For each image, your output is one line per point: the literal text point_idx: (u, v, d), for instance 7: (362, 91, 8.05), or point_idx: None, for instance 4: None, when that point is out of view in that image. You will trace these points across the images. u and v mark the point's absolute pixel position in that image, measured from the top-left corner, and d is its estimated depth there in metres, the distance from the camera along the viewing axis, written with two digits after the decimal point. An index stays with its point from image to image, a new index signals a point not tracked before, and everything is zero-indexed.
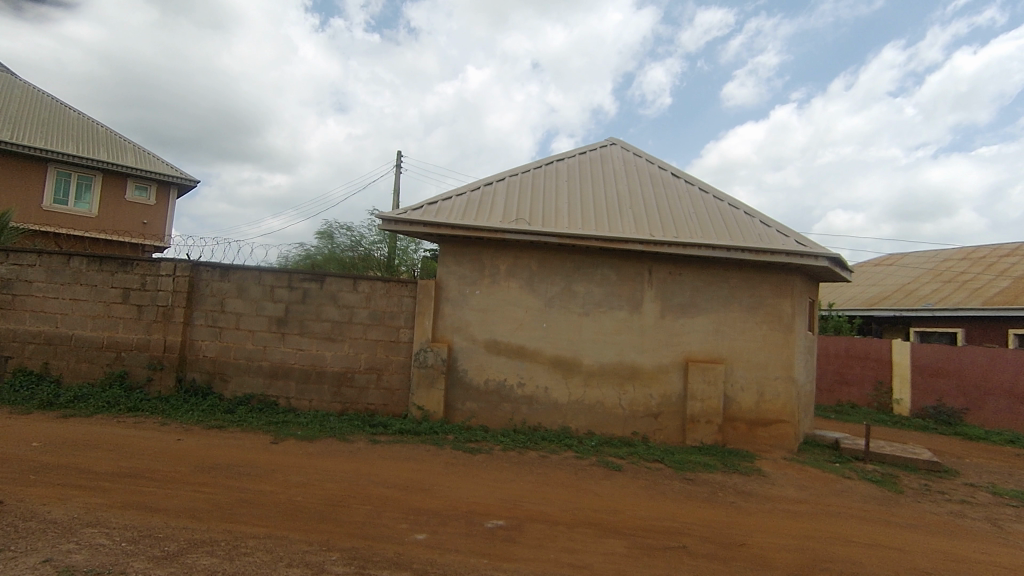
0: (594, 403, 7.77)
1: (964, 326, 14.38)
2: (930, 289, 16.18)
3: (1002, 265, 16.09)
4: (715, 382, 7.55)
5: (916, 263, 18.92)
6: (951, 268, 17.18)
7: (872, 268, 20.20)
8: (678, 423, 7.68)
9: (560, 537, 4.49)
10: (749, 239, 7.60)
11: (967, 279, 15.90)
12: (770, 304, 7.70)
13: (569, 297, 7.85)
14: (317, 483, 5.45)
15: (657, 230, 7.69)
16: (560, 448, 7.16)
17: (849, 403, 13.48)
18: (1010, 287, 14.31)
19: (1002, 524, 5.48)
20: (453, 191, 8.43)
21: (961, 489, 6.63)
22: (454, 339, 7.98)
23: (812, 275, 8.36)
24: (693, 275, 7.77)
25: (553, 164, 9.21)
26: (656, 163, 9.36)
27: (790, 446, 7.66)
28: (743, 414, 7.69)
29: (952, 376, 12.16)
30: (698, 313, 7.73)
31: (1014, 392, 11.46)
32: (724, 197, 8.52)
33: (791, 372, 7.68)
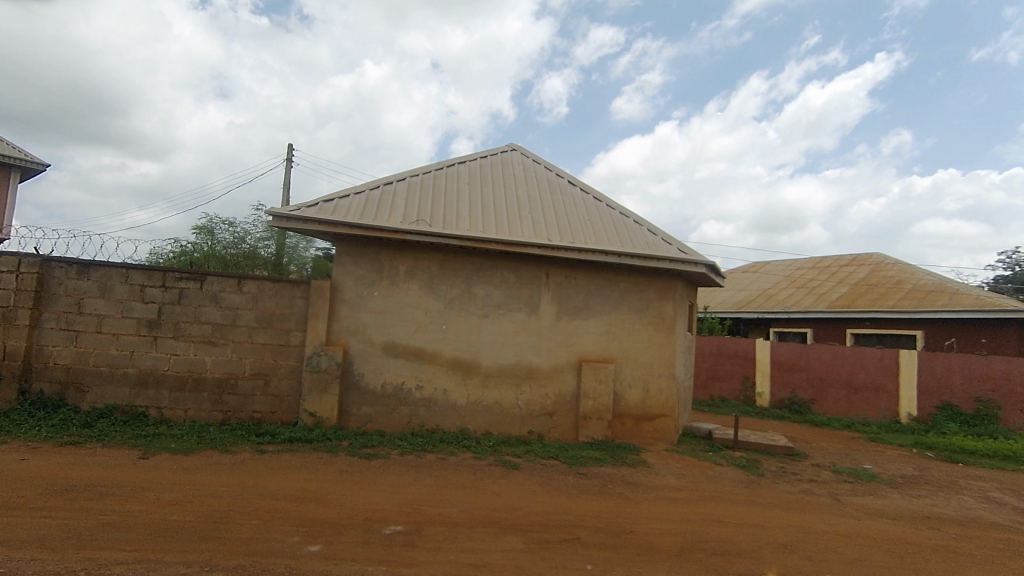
0: (492, 404, 7.90)
1: (813, 327, 16.38)
2: (786, 294, 18.28)
3: (843, 273, 18.58)
4: (605, 380, 7.98)
5: (776, 270, 21.28)
6: (804, 275, 19.53)
7: (740, 274, 22.42)
8: (572, 420, 8.02)
9: (460, 538, 4.53)
10: (637, 246, 8.13)
11: (816, 285, 18.17)
12: (655, 306, 8.30)
13: (468, 299, 7.92)
14: (196, 500, 5.03)
15: (554, 235, 7.99)
16: (458, 449, 7.20)
17: (720, 397, 14.89)
18: (848, 293, 16.55)
19: (841, 497, 6.35)
20: (350, 189, 8.17)
21: (809, 469, 7.59)
22: (349, 341, 7.73)
23: (691, 281, 9.10)
24: (586, 278, 8.16)
25: (454, 167, 9.23)
26: (554, 170, 9.70)
27: (671, 438, 8.29)
28: (630, 409, 8.21)
29: (803, 371, 13.79)
30: (591, 315, 8.14)
31: (849, 383, 13.21)
32: (616, 206, 9.04)
33: (672, 369, 8.32)
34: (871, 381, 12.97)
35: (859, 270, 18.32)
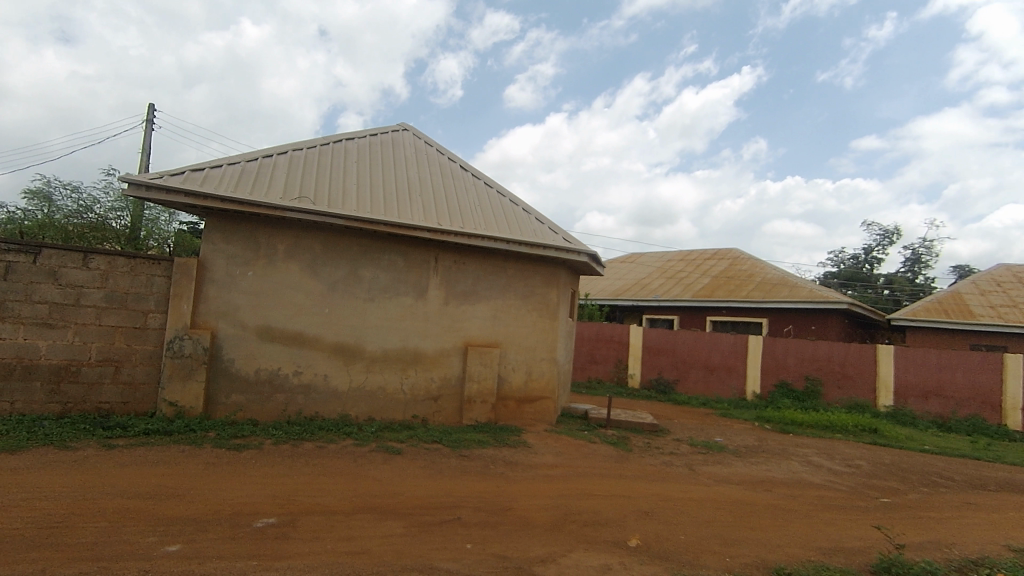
0: (375, 389, 7.75)
1: (679, 314, 17.94)
2: (658, 283, 19.80)
3: (706, 265, 20.50)
4: (490, 364, 8.15)
5: (649, 261, 22.94)
6: (673, 266, 21.27)
7: (618, 263, 23.87)
8: (456, 404, 8.10)
9: (337, 526, 4.43)
10: (525, 233, 8.35)
11: (683, 276, 19.87)
12: (540, 292, 8.59)
13: (353, 282, 7.66)
14: (28, 503, 4.43)
15: (444, 220, 7.96)
16: (338, 436, 6.99)
17: (597, 378, 15.86)
18: (710, 284, 18.31)
19: (695, 467, 7.09)
20: (222, 160, 7.52)
21: (671, 443, 8.35)
22: (218, 324, 7.16)
23: (574, 269, 9.52)
24: (475, 264, 8.24)
25: (341, 143, 8.82)
26: (446, 154, 9.62)
27: (550, 419, 8.68)
28: (513, 392, 8.47)
29: (669, 355, 15.08)
30: (478, 300, 8.24)
31: (707, 365, 14.66)
32: (506, 193, 9.20)
33: (554, 353, 8.70)
34: (724, 363, 14.50)
35: (719, 263, 20.32)
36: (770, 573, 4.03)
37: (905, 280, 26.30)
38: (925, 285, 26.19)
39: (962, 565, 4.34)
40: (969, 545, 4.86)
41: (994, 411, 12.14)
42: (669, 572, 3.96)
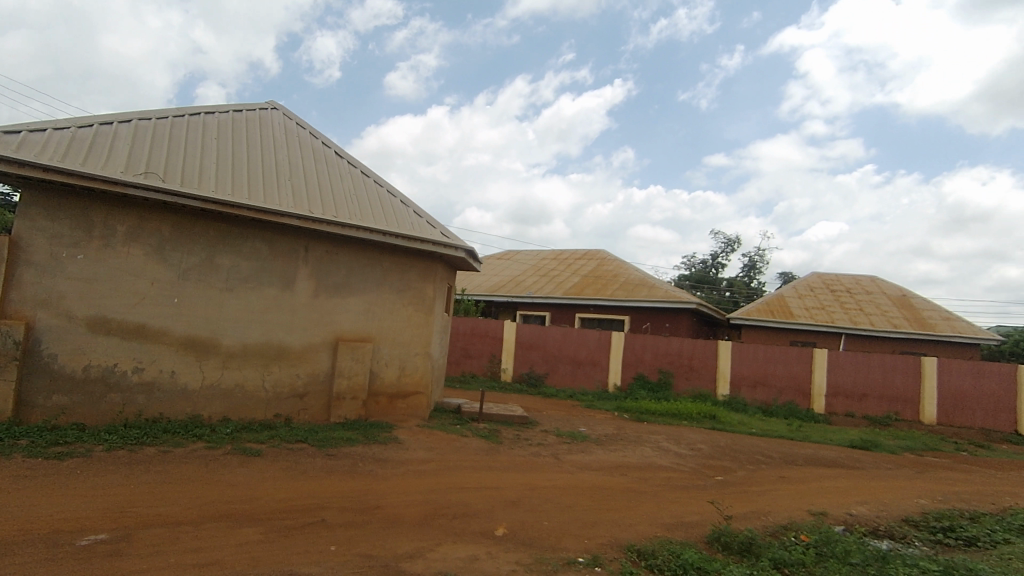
0: (232, 386, 7.16)
1: (550, 311, 18.76)
2: (531, 280, 20.52)
3: (577, 264, 21.64)
4: (361, 359, 7.91)
5: (525, 258, 23.67)
6: (546, 265, 22.17)
7: (494, 260, 24.33)
8: (323, 401, 7.75)
9: (183, 537, 4.05)
10: (403, 226, 8.21)
11: (556, 274, 20.79)
12: (416, 287, 8.50)
13: (209, 270, 7.00)
14: None
15: (317, 207, 7.56)
16: (187, 439, 6.37)
17: (470, 373, 16.09)
18: (579, 282, 19.36)
19: (560, 456, 7.49)
20: (45, 124, 6.47)
21: (539, 434, 8.72)
22: (35, 315, 6.20)
23: (452, 264, 9.54)
24: (348, 255, 7.93)
25: (198, 117, 8.00)
26: (320, 138, 9.12)
27: (423, 414, 8.64)
28: (385, 388, 8.29)
29: (540, 349, 15.72)
30: (350, 293, 7.95)
31: (574, 359, 15.50)
32: (383, 184, 8.96)
33: (428, 349, 8.66)
34: (590, 357, 15.43)
35: (588, 263, 21.54)
36: (623, 550, 4.39)
37: (742, 284, 29.86)
38: (757, 288, 29.94)
39: (776, 530, 5.07)
40: (781, 512, 5.68)
41: (805, 398, 14.23)
42: (532, 557, 4.16)
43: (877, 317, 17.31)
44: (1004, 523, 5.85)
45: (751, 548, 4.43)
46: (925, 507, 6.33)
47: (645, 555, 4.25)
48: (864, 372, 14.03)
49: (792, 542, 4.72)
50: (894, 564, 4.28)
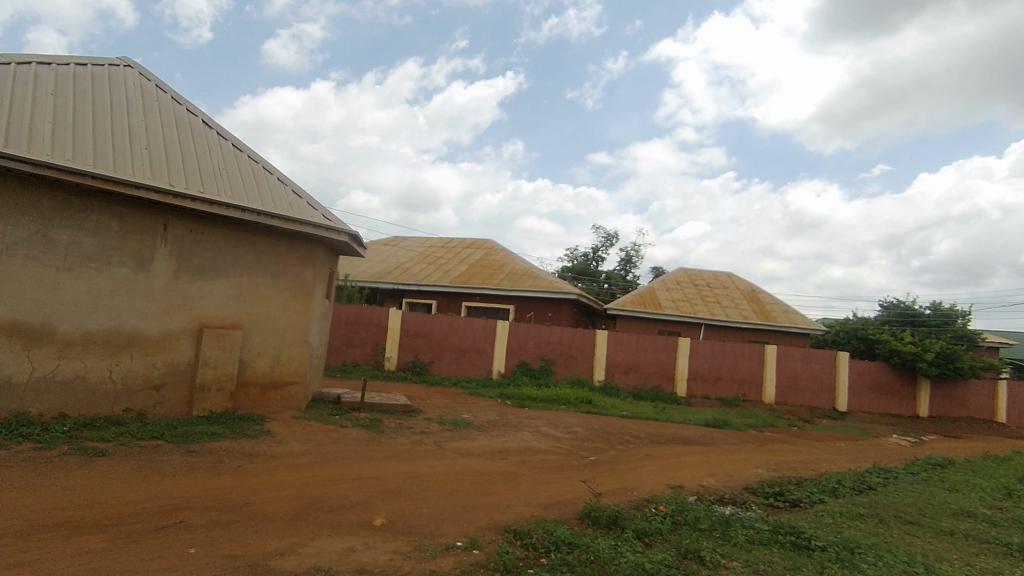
0: (71, 378, 6.32)
1: (437, 299, 18.68)
2: (418, 268, 20.26)
3: (464, 253, 21.71)
4: (229, 348, 7.34)
5: (412, 245, 23.29)
6: (434, 252, 21.98)
7: (380, 246, 23.65)
8: (184, 393, 7.10)
9: (5, 552, 3.53)
10: (279, 206, 7.70)
11: (443, 262, 20.70)
12: (293, 271, 8.04)
13: (40, 246, 6.09)
14: None
15: (179, 181, 6.86)
16: (10, 440, 5.52)
17: (352, 362, 15.59)
18: (466, 271, 19.46)
19: (442, 443, 7.53)
20: None
21: (421, 422, 8.69)
22: None
23: (333, 248, 9.14)
24: (216, 235, 7.30)
25: (29, 68, 6.88)
26: (184, 103, 8.24)
27: (298, 405, 8.22)
28: (256, 378, 7.77)
29: (425, 338, 15.61)
30: (218, 276, 7.32)
31: (460, 347, 15.59)
32: (258, 159, 8.34)
33: (305, 337, 8.26)
34: (475, 345, 15.60)
35: (476, 252, 21.70)
36: (500, 531, 4.54)
37: (619, 276, 31.80)
38: (632, 281, 32.06)
39: (639, 503, 5.53)
40: (644, 487, 6.20)
41: (669, 382, 15.55)
42: (411, 545, 4.15)
43: (731, 309, 19.33)
44: (820, 485, 6.88)
45: (617, 520, 4.79)
46: (762, 475, 7.24)
47: (521, 535, 4.43)
48: (719, 358, 15.62)
49: (653, 513, 5.18)
50: (735, 527, 4.87)
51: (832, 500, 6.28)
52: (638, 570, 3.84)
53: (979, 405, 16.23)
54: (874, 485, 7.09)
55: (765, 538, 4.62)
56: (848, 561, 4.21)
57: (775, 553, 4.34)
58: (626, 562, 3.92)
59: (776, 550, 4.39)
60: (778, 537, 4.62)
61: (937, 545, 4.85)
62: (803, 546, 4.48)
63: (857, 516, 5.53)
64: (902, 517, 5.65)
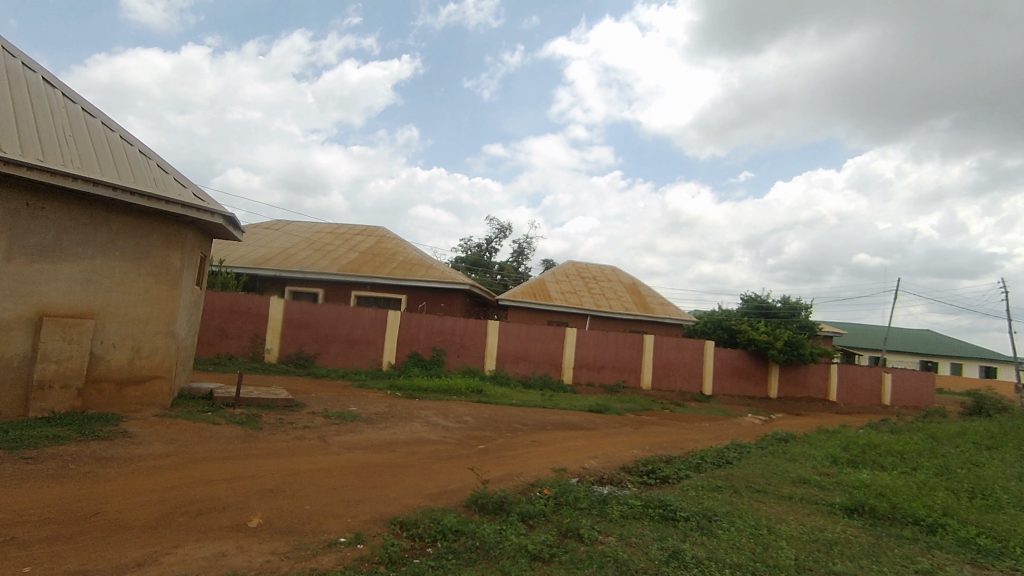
0: None
1: (323, 288, 17.87)
2: (303, 254, 19.21)
3: (353, 240, 20.93)
4: (77, 339, 6.51)
5: (296, 230, 22.02)
6: (320, 238, 20.96)
7: (261, 229, 22.10)
8: (18, 392, 6.20)
9: None
10: (140, 181, 6.92)
11: (330, 249, 19.81)
12: (157, 255, 7.27)
13: None
14: None
15: (12, 146, 5.93)
16: None
17: (227, 354, 14.48)
18: (355, 259, 18.80)
19: (327, 438, 7.26)
20: None
21: (304, 417, 8.29)
22: None
23: (205, 230, 8.39)
24: (60, 211, 6.41)
25: None
26: (19, 56, 7.12)
27: (163, 402, 7.48)
28: (110, 373, 6.97)
29: (310, 328, 14.88)
30: (62, 259, 6.46)
31: (348, 338, 15.04)
32: (115, 127, 7.43)
33: (172, 327, 7.52)
34: (364, 336, 15.13)
35: (366, 240, 21.00)
36: (385, 524, 4.49)
37: (512, 268, 32.39)
38: (524, 273, 32.79)
39: (524, 488, 5.73)
40: (530, 472, 6.42)
41: (557, 371, 16.18)
42: (289, 545, 3.98)
43: (614, 301, 20.49)
44: (686, 462, 7.55)
45: (503, 505, 4.92)
46: (637, 456, 7.80)
47: (407, 526, 4.41)
48: (603, 347, 16.52)
49: (537, 497, 5.38)
50: (611, 504, 5.21)
51: (696, 475, 6.94)
52: (521, 552, 3.99)
53: (816, 386, 18.68)
54: (730, 460, 7.92)
55: (637, 512, 5.00)
56: (706, 529, 4.68)
57: (645, 526, 4.71)
58: (510, 545, 4.06)
59: (646, 523, 4.77)
60: (648, 511, 5.03)
61: (778, 509, 5.54)
62: (670, 518, 4.92)
63: (715, 488, 6.16)
64: (752, 486, 6.38)
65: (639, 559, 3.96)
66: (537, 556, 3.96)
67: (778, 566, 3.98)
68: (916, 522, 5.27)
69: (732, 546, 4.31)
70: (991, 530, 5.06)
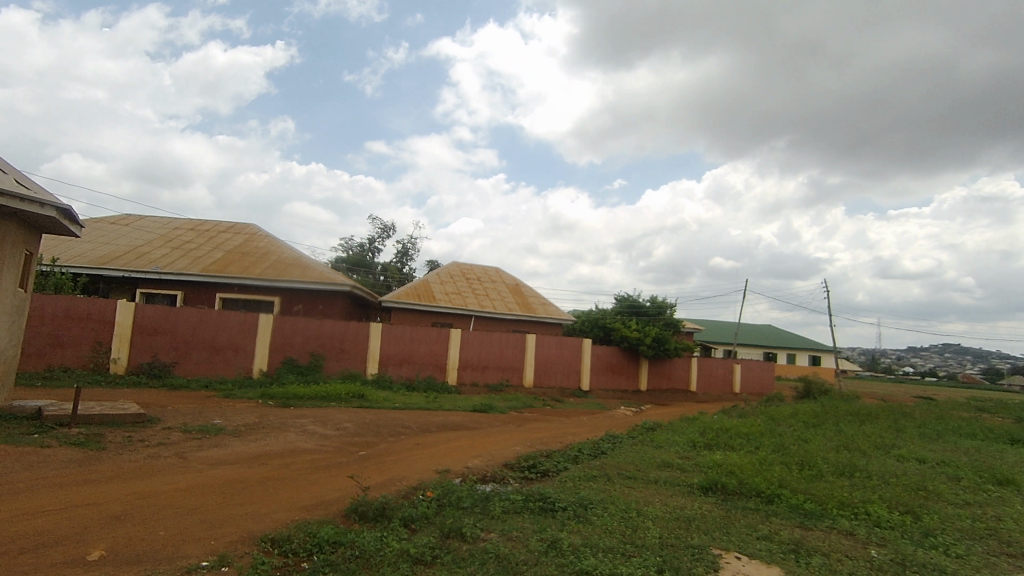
0: None
1: (183, 290, 16.24)
2: (158, 252, 17.31)
3: (218, 238, 19.23)
4: None
5: (150, 225, 19.77)
6: (179, 235, 19.01)
7: (105, 224, 19.55)
8: None
9: None
10: None
11: (191, 247, 18.04)
12: None
13: None
14: None
15: None
16: None
17: (62, 366, 12.62)
18: (222, 258, 17.31)
19: (186, 454, 6.61)
20: None
21: (159, 433, 7.47)
22: None
23: (33, 225, 7.28)
24: None
25: None
26: None
27: None
28: None
29: (166, 335, 13.46)
30: None
31: (213, 344, 13.81)
32: None
33: None
34: (231, 342, 13.97)
35: (233, 237, 19.39)
36: (254, 543, 4.19)
37: (395, 269, 31.72)
38: (408, 274, 32.26)
39: (406, 492, 5.65)
40: (413, 475, 6.35)
41: (441, 372, 16.12)
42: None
43: (497, 301, 20.85)
44: (564, 455, 7.91)
45: (384, 512, 4.81)
46: (519, 452, 8.01)
47: (279, 542, 4.16)
48: (486, 348, 16.75)
49: (420, 500, 5.34)
50: (493, 501, 5.32)
51: (573, 466, 7.29)
52: (402, 557, 3.94)
53: (679, 378, 20.45)
54: (604, 450, 8.43)
55: (518, 507, 5.15)
56: (582, 517, 4.95)
57: (526, 519, 4.87)
58: (391, 551, 3.99)
59: (527, 516, 4.93)
60: (528, 505, 5.20)
61: (645, 493, 6.01)
62: (548, 509, 5.13)
63: (590, 477, 6.53)
64: (623, 473, 6.85)
65: (520, 551, 4.09)
66: (418, 559, 3.93)
67: (645, 545, 4.31)
68: (758, 493, 5.99)
69: (605, 531, 4.60)
70: (815, 496, 5.89)
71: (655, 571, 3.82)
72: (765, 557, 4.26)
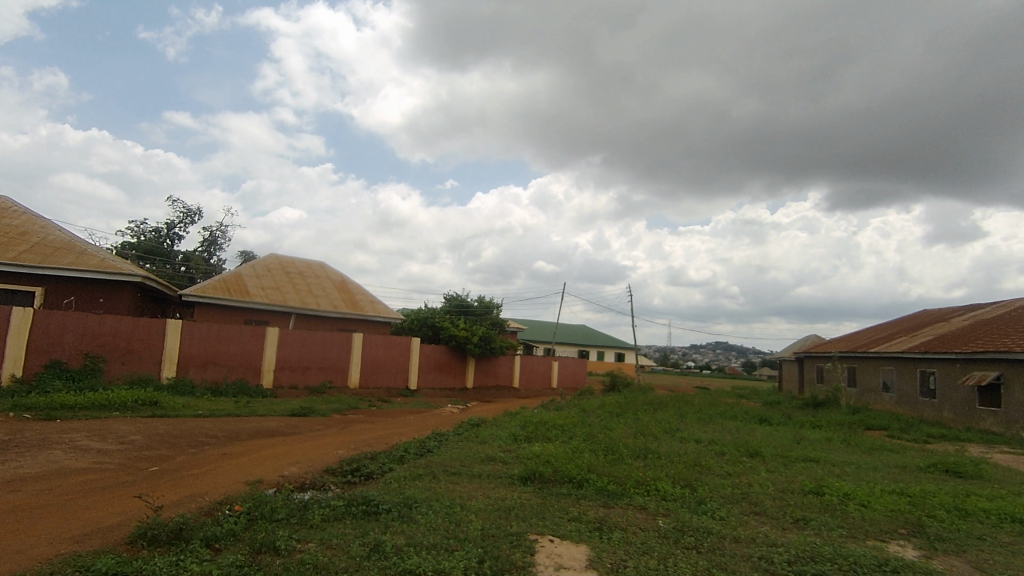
0: None
1: None
2: None
3: None
4: None
5: None
6: None
7: None
8: None
9: None
10: None
11: None
12: None
13: None
14: None
15: None
16: None
17: None
18: None
19: None
20: None
21: None
22: None
23: None
24: None
25: None
26: None
27: None
28: None
29: None
30: None
31: None
32: None
33: None
34: None
35: None
36: None
37: (200, 260, 28.17)
38: (216, 266, 28.88)
39: (209, 508, 5.07)
40: (217, 490, 5.71)
41: (254, 374, 14.73)
42: None
43: (321, 299, 19.68)
44: (389, 456, 7.78)
45: (181, 533, 4.26)
46: (341, 456, 7.68)
47: None
48: (307, 347, 15.73)
49: (226, 515, 4.83)
50: (312, 509, 5.03)
51: (398, 467, 7.21)
52: None
53: (503, 375, 21.38)
54: (430, 449, 8.48)
55: (339, 513, 4.94)
56: (407, 517, 4.93)
57: (347, 525, 4.70)
58: None
59: (348, 522, 4.76)
60: (351, 510, 5.02)
61: (470, 487, 6.21)
62: (372, 512, 5.01)
63: (416, 477, 6.53)
64: (448, 470, 6.97)
65: (340, 559, 3.93)
66: None
67: (467, 538, 4.44)
68: (570, 479, 6.54)
69: (429, 529, 4.64)
70: (616, 477, 6.63)
71: (477, 562, 3.97)
72: (575, 537, 4.68)
